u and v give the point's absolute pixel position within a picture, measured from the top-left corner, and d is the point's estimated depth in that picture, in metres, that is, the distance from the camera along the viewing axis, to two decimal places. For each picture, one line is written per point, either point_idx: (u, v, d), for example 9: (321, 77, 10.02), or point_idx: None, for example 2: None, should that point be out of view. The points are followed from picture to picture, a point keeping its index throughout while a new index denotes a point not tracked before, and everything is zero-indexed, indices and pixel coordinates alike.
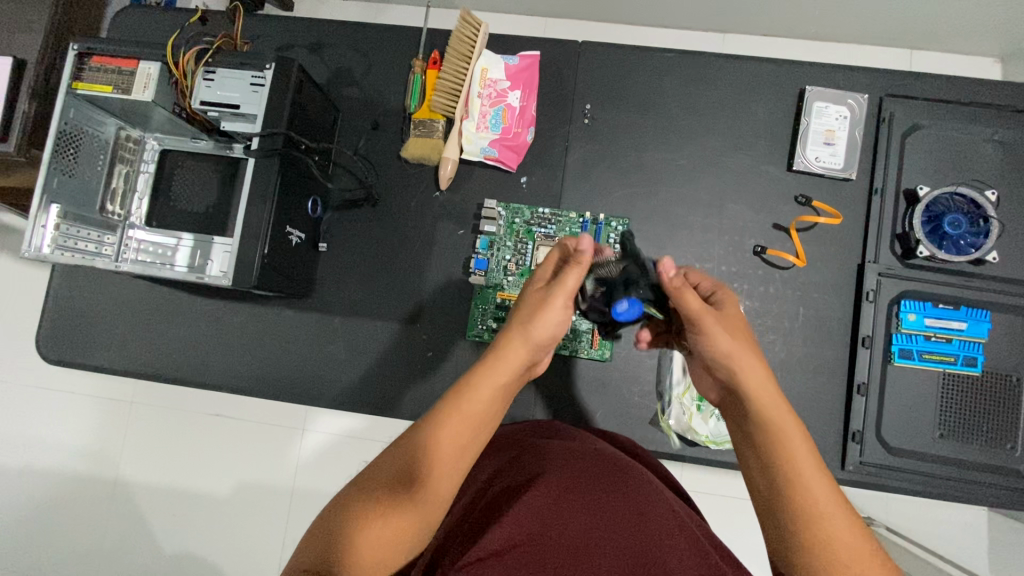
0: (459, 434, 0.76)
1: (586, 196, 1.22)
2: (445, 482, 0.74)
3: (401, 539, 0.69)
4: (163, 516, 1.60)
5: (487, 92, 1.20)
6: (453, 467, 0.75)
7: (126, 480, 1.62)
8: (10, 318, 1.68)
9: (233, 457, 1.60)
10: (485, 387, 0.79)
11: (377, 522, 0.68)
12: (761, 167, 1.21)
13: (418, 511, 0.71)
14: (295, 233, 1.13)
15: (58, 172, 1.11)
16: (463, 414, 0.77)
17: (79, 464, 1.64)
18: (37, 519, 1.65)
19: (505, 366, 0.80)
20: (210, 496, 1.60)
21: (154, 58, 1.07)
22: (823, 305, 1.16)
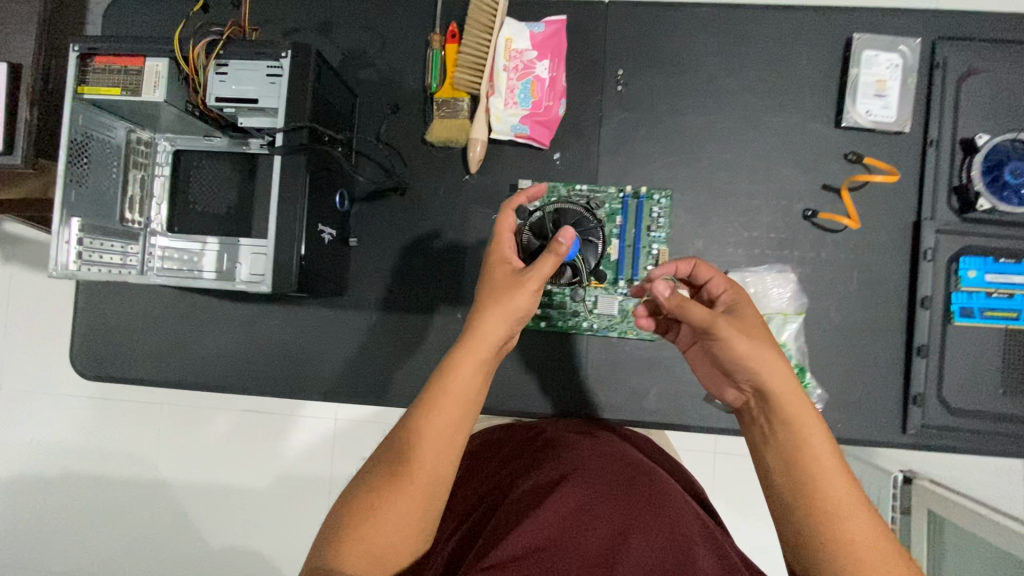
0: (445, 420, 0.74)
1: (622, 169, 1.17)
2: (438, 467, 0.73)
3: (407, 523, 0.71)
4: (208, 512, 1.62)
5: (513, 65, 1.12)
6: (443, 447, 0.74)
7: (166, 479, 1.63)
8: (31, 329, 1.66)
9: (273, 454, 1.60)
10: (467, 372, 0.76)
11: (382, 510, 0.70)
12: (807, 124, 1.14)
13: (416, 495, 0.72)
14: (326, 230, 1.08)
15: (75, 182, 1.05)
16: (450, 401, 0.75)
17: (119, 467, 1.65)
18: (82, 521, 1.67)
19: (479, 343, 0.77)
20: (252, 490, 1.61)
21: (161, 53, 1.00)
22: (878, 266, 1.12)
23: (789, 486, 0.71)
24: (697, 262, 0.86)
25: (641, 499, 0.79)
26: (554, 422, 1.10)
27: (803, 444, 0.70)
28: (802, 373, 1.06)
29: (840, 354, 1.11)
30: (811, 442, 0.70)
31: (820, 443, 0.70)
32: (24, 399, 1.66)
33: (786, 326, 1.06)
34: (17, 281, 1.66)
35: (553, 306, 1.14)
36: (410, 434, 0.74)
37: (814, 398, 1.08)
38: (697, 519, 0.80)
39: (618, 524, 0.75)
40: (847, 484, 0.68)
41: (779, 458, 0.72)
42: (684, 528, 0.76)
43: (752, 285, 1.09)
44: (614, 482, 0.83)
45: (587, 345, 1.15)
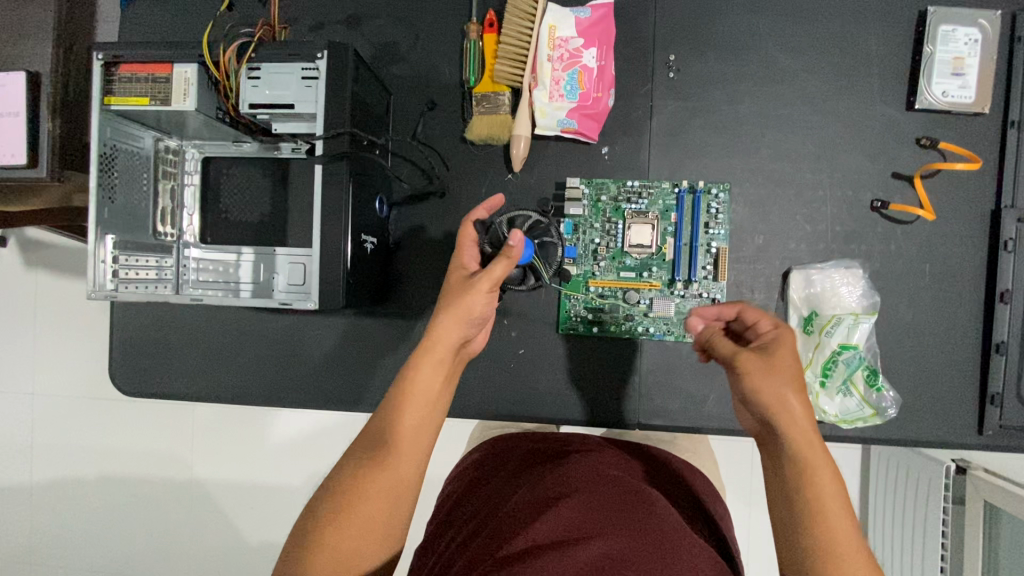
0: (410, 420, 0.74)
1: (676, 162, 1.10)
2: (403, 470, 0.71)
3: (372, 530, 0.67)
4: (246, 510, 1.62)
5: (558, 54, 1.05)
6: (410, 445, 0.73)
7: (201, 479, 1.63)
8: (62, 335, 1.64)
9: (312, 458, 1.59)
10: (428, 374, 0.76)
11: (348, 517, 0.67)
12: (876, 107, 1.06)
13: (379, 499, 0.69)
14: (368, 239, 1.03)
15: (107, 198, 1.01)
16: (413, 401, 0.75)
17: (156, 469, 1.65)
18: (122, 522, 1.68)
19: (440, 344, 0.77)
20: (290, 488, 1.61)
21: (190, 59, 0.94)
22: (953, 258, 1.05)
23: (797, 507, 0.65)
24: (744, 304, 0.82)
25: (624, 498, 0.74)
26: (542, 437, 1.03)
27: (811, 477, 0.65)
28: (874, 375, 1.00)
29: (910, 352, 1.05)
30: (822, 470, 0.65)
31: (831, 479, 0.65)
32: (58, 404, 1.66)
33: (858, 327, 1.00)
34: (46, 287, 1.64)
35: (605, 310, 1.09)
36: (375, 434, 0.73)
37: (886, 400, 1.03)
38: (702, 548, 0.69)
39: (607, 522, 0.68)
40: (850, 529, 0.63)
41: (787, 485, 0.66)
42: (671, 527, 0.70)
43: (819, 283, 1.03)
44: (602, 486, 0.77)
45: (642, 349, 1.10)
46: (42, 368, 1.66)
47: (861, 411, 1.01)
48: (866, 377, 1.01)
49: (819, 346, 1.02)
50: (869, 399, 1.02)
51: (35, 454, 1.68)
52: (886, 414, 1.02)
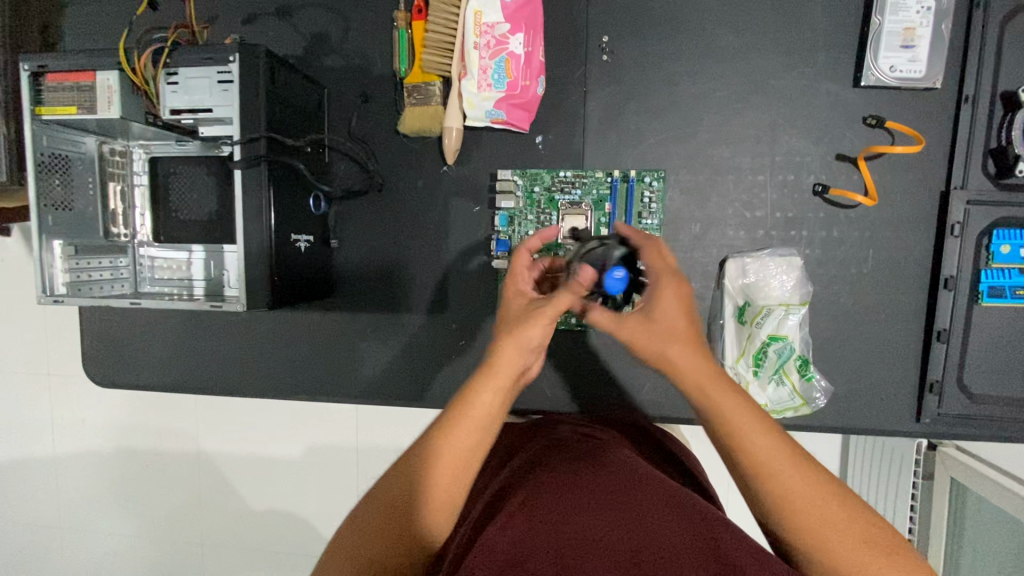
0: (461, 441, 0.63)
1: (612, 149, 1.07)
2: (447, 488, 0.62)
3: (409, 551, 0.59)
4: (247, 479, 1.71)
5: (484, 41, 1.01)
6: (458, 468, 0.63)
7: (208, 452, 1.71)
8: (53, 325, 1.71)
9: (288, 439, 1.66)
10: (487, 393, 0.66)
11: (384, 539, 0.59)
12: (820, 86, 1.01)
13: (428, 517, 0.61)
14: (302, 238, 1.05)
15: (50, 206, 1.05)
16: (466, 421, 0.64)
17: (159, 442, 1.75)
18: (131, 491, 1.80)
19: (502, 368, 0.67)
20: (283, 460, 1.67)
21: (110, 66, 0.95)
22: (898, 243, 1.01)
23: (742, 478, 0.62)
24: (650, 241, 0.75)
25: (621, 476, 0.70)
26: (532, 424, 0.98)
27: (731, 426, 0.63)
28: (807, 365, 0.99)
29: (849, 340, 1.03)
30: (741, 418, 0.63)
31: (759, 429, 0.62)
32: (61, 387, 1.75)
33: (788, 318, 0.98)
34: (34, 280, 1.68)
35: None
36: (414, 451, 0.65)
37: (817, 389, 1.02)
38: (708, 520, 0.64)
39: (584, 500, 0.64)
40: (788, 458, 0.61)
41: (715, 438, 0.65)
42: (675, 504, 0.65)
43: (753, 272, 1.01)
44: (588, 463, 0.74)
45: (579, 338, 1.12)
46: (38, 354, 1.73)
47: (791, 400, 1.00)
48: (797, 367, 1.00)
49: (751, 336, 1.01)
50: (799, 389, 1.00)
51: (45, 433, 1.79)
52: (815, 404, 1.02)
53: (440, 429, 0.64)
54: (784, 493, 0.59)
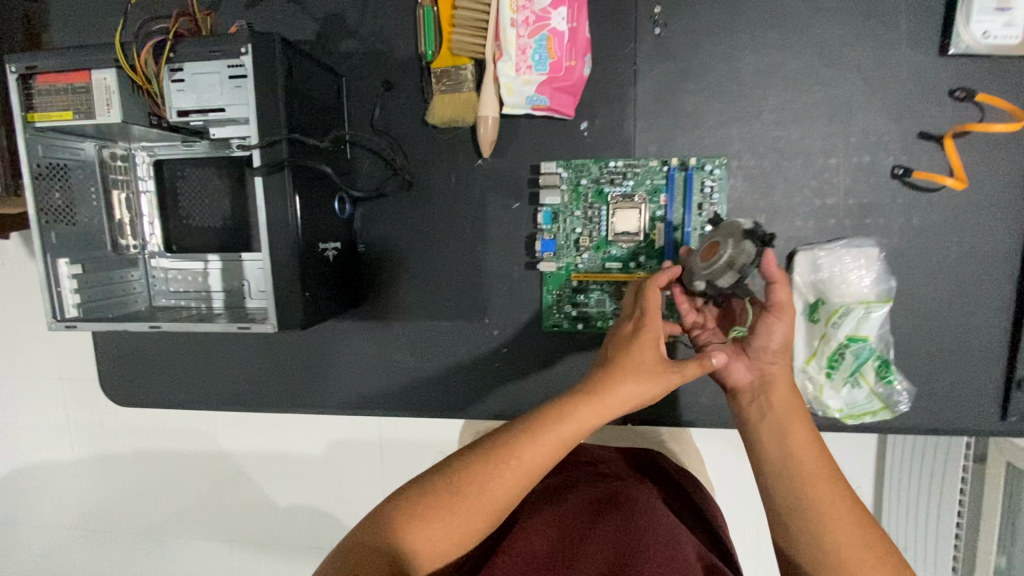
0: (534, 456, 0.66)
1: (666, 134, 0.97)
2: (505, 492, 0.66)
3: (447, 535, 0.64)
4: (271, 477, 1.57)
5: (522, 18, 0.90)
6: (512, 484, 0.65)
7: (229, 451, 1.59)
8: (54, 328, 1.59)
9: (307, 453, 1.54)
10: (579, 420, 0.68)
11: (433, 517, 0.64)
12: (900, 55, 0.91)
13: (477, 510, 0.65)
14: (329, 246, 0.96)
15: (53, 222, 0.96)
16: (557, 437, 0.67)
17: (177, 440, 1.61)
18: (146, 493, 1.67)
19: (595, 394, 0.69)
20: (307, 458, 1.54)
21: (107, 64, 0.85)
22: (987, 230, 0.92)
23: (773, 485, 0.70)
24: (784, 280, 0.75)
25: (638, 523, 0.74)
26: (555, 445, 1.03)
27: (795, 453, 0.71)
28: (887, 366, 0.91)
29: (931, 337, 0.95)
30: (795, 425, 0.73)
31: (811, 451, 0.71)
32: (68, 386, 1.62)
33: (869, 317, 0.90)
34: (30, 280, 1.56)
35: (590, 304, 1.01)
36: (490, 444, 0.69)
37: (900, 394, 0.94)
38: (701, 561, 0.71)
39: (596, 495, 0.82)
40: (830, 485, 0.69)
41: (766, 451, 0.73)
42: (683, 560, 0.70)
43: (827, 267, 0.92)
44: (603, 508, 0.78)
45: None
46: (39, 357, 1.61)
47: (869, 404, 0.93)
48: (876, 368, 0.92)
49: (825, 336, 0.93)
50: (878, 392, 0.93)
51: (51, 437, 1.67)
52: (897, 408, 0.94)
53: (522, 440, 0.67)
54: (822, 509, 0.67)
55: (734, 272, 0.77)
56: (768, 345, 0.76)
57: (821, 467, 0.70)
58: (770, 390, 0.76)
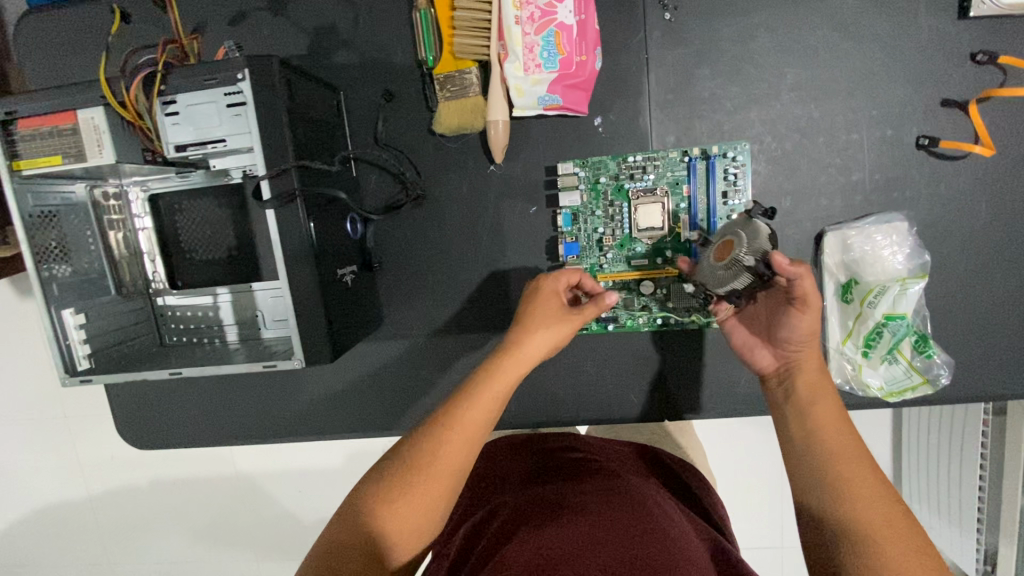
0: (473, 419, 0.71)
1: (684, 123, 0.93)
2: (457, 456, 0.69)
3: (415, 509, 0.66)
4: (292, 494, 1.55)
5: (527, 14, 0.85)
6: (462, 436, 0.69)
7: (248, 473, 1.56)
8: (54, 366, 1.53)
9: (333, 474, 1.51)
10: (502, 376, 0.74)
11: (398, 498, 0.66)
12: (919, 21, 0.88)
13: (436, 479, 0.67)
14: (347, 271, 0.92)
15: (53, 272, 0.91)
16: (486, 395, 0.72)
17: (193, 468, 1.58)
18: (168, 522, 1.65)
19: (518, 345, 0.77)
20: (327, 471, 1.51)
21: (94, 102, 0.80)
22: (1015, 194, 0.90)
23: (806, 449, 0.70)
24: (806, 274, 0.73)
25: (654, 522, 0.70)
26: (552, 437, 1.01)
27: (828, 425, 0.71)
28: (925, 341, 0.91)
29: (965, 306, 0.94)
30: (824, 394, 0.73)
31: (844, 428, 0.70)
32: (76, 424, 1.57)
33: (905, 294, 0.90)
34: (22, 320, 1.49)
35: (618, 304, 0.99)
36: (428, 420, 0.72)
37: (937, 366, 0.94)
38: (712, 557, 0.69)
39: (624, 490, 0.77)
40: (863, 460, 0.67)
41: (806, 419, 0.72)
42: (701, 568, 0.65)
43: (858, 246, 0.91)
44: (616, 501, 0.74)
45: (664, 338, 1.02)
46: (40, 397, 1.55)
47: (908, 379, 0.93)
48: (914, 344, 0.92)
49: (860, 315, 0.93)
50: (917, 366, 0.93)
51: (63, 476, 1.63)
52: (938, 381, 0.94)
53: (452, 407, 0.71)
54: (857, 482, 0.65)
55: (748, 273, 0.77)
56: (791, 336, 0.75)
57: (849, 441, 0.69)
58: (796, 372, 0.76)
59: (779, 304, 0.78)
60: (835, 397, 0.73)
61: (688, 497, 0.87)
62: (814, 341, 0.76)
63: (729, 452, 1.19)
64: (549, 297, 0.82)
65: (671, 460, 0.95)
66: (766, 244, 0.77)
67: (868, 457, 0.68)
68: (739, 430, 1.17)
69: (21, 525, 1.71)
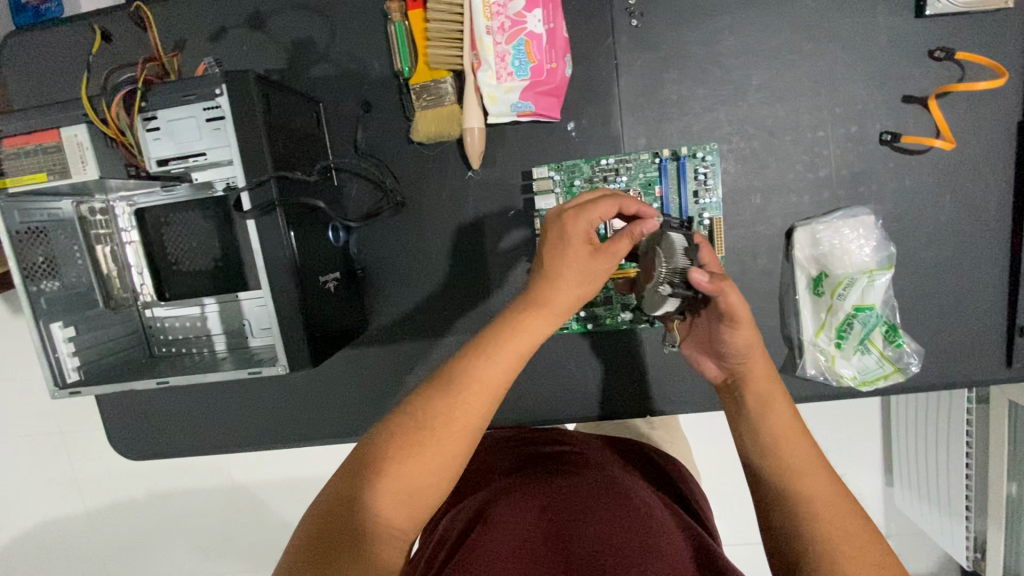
0: (495, 374, 0.63)
1: (654, 125, 0.96)
2: (475, 415, 0.62)
3: (426, 470, 0.59)
4: (289, 502, 1.55)
5: (498, 24, 0.88)
6: (481, 393, 0.63)
7: (244, 483, 1.57)
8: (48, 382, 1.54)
9: (328, 481, 1.52)
10: (527, 329, 0.66)
11: (410, 456, 0.59)
12: (877, 21, 0.91)
13: (451, 440, 0.60)
14: (330, 277, 0.94)
15: (41, 287, 0.93)
16: (510, 347, 0.65)
17: (189, 480, 1.59)
18: (165, 534, 1.65)
19: (545, 292, 0.69)
20: (322, 479, 1.52)
21: (77, 120, 0.82)
22: (977, 184, 0.93)
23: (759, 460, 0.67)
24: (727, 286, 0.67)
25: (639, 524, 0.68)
26: (532, 436, 1.01)
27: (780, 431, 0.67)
28: (895, 331, 0.93)
29: (934, 295, 0.96)
30: (779, 400, 0.69)
31: (797, 433, 0.67)
32: (71, 439, 1.58)
33: (873, 285, 0.93)
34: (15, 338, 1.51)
35: (597, 303, 1.02)
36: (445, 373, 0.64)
37: (908, 355, 0.96)
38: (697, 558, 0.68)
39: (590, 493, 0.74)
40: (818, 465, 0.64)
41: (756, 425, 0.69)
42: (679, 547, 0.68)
43: (827, 240, 0.94)
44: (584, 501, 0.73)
45: (643, 336, 1.04)
46: (34, 414, 1.56)
47: (880, 368, 0.95)
48: (884, 334, 0.95)
49: (832, 307, 0.95)
50: (889, 355, 0.95)
51: (59, 491, 1.64)
52: (909, 369, 0.96)
53: (473, 361, 0.64)
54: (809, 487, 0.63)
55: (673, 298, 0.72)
56: (730, 348, 0.71)
57: (803, 447, 0.66)
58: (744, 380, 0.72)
59: (711, 320, 0.73)
60: (786, 401, 0.69)
61: (666, 485, 0.89)
62: (757, 350, 0.71)
63: (715, 445, 1.21)
64: (579, 234, 0.71)
65: (654, 453, 0.98)
66: (684, 260, 0.72)
67: (827, 465, 0.65)
68: (723, 424, 1.19)
69: (18, 542, 1.71)
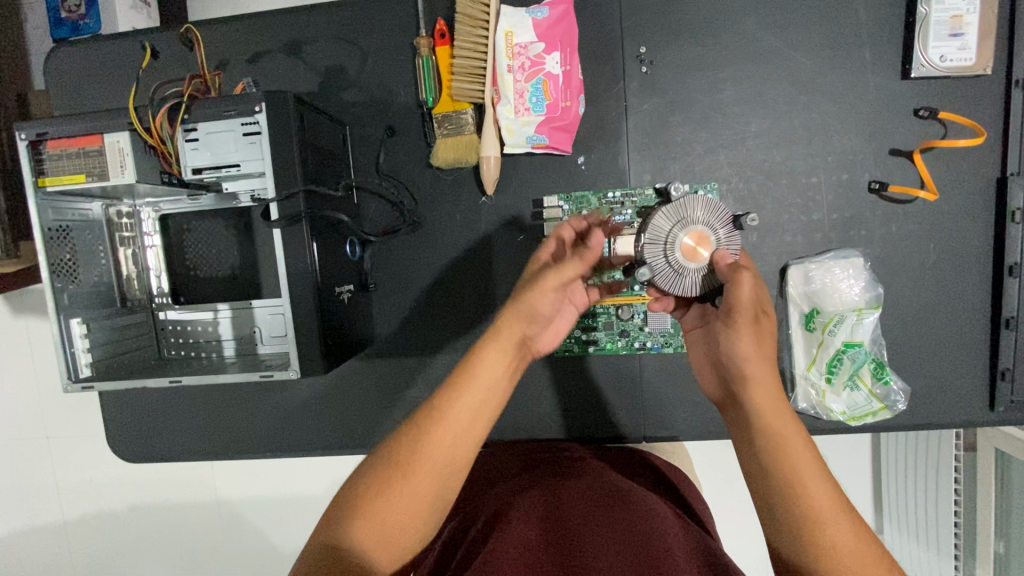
0: (465, 407, 0.69)
1: (659, 163, 1.02)
2: (444, 453, 0.67)
3: (408, 510, 0.65)
4: (273, 521, 1.54)
5: (518, 63, 0.96)
6: (452, 431, 0.68)
7: (227, 500, 1.55)
8: (40, 386, 1.53)
9: (314, 501, 1.51)
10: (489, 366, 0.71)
11: (380, 498, 0.65)
12: (868, 79, 0.99)
13: (423, 482, 0.66)
14: (344, 289, 0.98)
15: (64, 284, 0.96)
16: (467, 390, 0.70)
17: (172, 493, 1.58)
18: (144, 548, 1.63)
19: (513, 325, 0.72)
20: (309, 498, 1.51)
21: (119, 127, 0.87)
22: (960, 233, 0.99)
23: (782, 504, 0.65)
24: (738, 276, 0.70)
25: (639, 524, 0.72)
26: (535, 447, 1.06)
27: (794, 463, 0.66)
28: (881, 368, 0.99)
29: (919, 336, 1.01)
30: (787, 427, 0.68)
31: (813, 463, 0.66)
32: (58, 445, 1.57)
33: (862, 323, 0.98)
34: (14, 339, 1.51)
35: (599, 328, 1.05)
36: (388, 453, 0.68)
37: (895, 393, 1.01)
38: (697, 547, 0.71)
39: (589, 505, 0.77)
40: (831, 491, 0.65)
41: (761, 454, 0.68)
42: (680, 536, 0.72)
43: (818, 279, 0.99)
44: (584, 514, 0.75)
45: (640, 362, 1.07)
46: (25, 416, 1.55)
47: (868, 404, 1.00)
48: (872, 370, 0.99)
49: (822, 342, 1.00)
50: (877, 392, 1.00)
51: (40, 498, 1.62)
52: (896, 407, 1.01)
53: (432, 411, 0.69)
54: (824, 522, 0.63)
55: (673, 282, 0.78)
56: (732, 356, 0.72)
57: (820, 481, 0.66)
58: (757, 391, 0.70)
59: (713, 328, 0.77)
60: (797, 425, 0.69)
61: (667, 491, 0.93)
62: (757, 361, 0.70)
63: (706, 477, 1.23)
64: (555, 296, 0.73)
65: (655, 460, 1.01)
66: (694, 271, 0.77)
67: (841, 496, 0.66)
68: (715, 455, 1.22)
69: None
